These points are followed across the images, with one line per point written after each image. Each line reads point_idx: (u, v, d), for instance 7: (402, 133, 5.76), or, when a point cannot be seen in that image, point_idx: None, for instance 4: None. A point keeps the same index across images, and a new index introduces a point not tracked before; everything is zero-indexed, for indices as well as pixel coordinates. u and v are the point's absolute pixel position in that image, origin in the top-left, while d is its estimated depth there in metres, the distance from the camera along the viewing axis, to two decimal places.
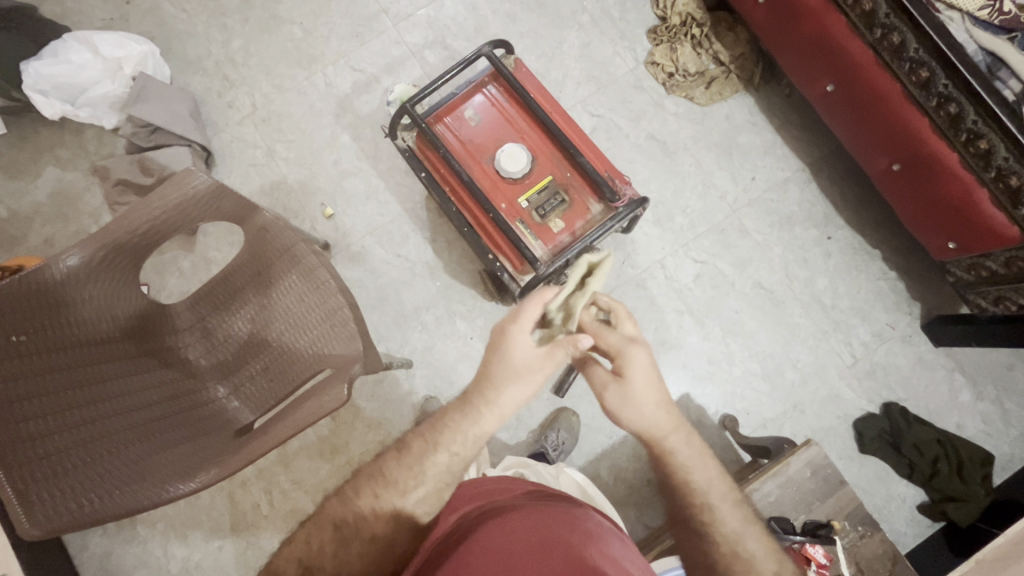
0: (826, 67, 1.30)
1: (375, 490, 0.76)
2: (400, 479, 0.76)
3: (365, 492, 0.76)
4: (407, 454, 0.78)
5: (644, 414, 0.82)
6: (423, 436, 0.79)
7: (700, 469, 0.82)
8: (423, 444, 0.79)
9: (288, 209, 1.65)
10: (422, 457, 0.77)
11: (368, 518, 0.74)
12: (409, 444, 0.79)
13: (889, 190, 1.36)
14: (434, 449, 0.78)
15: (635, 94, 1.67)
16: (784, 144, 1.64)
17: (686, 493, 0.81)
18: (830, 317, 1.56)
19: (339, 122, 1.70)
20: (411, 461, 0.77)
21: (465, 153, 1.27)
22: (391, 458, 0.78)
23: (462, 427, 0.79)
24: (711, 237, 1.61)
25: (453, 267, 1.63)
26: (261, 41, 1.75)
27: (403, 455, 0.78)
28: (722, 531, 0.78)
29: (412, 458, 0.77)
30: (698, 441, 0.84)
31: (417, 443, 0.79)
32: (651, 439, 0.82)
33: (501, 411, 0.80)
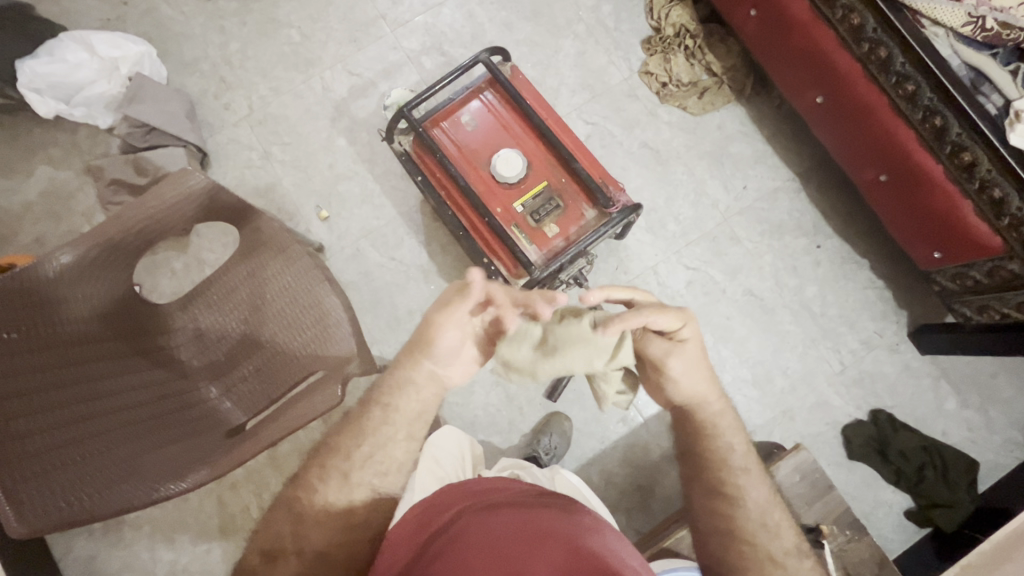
0: (815, 79, 1.33)
1: (323, 462, 0.81)
2: (344, 446, 0.81)
3: (315, 467, 0.81)
4: (349, 421, 0.84)
5: (687, 385, 0.84)
6: (358, 402, 0.85)
7: (734, 439, 0.85)
8: (360, 408, 0.84)
9: (283, 211, 1.66)
10: (360, 419, 0.83)
11: (320, 488, 0.79)
12: (349, 413, 0.85)
13: (876, 201, 1.38)
14: (369, 409, 0.83)
15: (629, 103, 1.70)
16: (774, 154, 1.67)
17: (719, 465, 0.84)
18: (818, 324, 1.58)
19: (336, 126, 1.70)
20: (351, 427, 0.83)
21: (461, 157, 1.29)
22: (333, 430, 0.85)
23: (389, 385, 0.84)
24: (703, 244, 1.63)
25: (447, 271, 1.63)
26: (259, 44, 1.75)
27: (345, 424, 0.84)
28: (750, 501, 0.82)
29: (353, 425, 0.83)
30: (733, 413, 0.87)
31: (356, 409, 0.85)
32: (692, 407, 0.85)
33: (424, 360, 0.84)
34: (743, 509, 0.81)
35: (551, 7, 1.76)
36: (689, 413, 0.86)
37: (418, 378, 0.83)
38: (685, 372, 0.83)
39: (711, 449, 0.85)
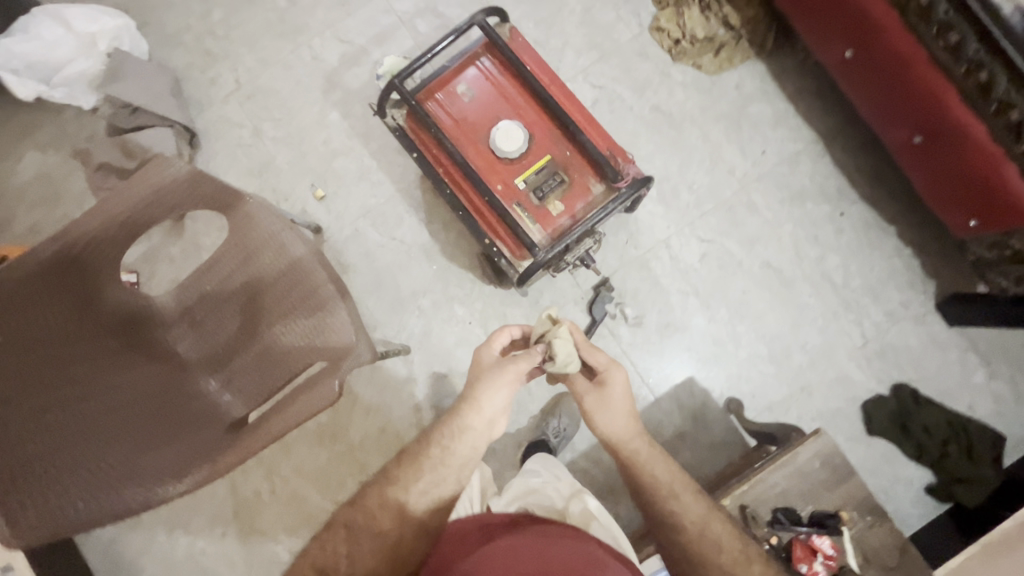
0: (844, 30, 1.20)
1: (381, 491, 0.86)
2: (401, 479, 0.86)
3: (373, 494, 0.86)
4: (406, 457, 0.89)
5: (610, 422, 0.92)
6: (415, 440, 0.90)
7: (660, 465, 0.90)
8: (416, 447, 0.89)
9: (278, 191, 1.59)
10: (417, 456, 0.88)
11: (377, 511, 0.84)
12: (405, 450, 0.90)
13: (910, 163, 1.28)
14: (425, 447, 0.88)
15: (639, 63, 1.58)
16: (797, 115, 1.55)
17: (651, 494, 0.89)
18: (841, 297, 1.50)
19: (328, 98, 1.61)
20: (408, 462, 0.88)
21: (457, 130, 1.20)
22: (391, 464, 0.89)
23: (442, 425, 0.89)
24: (718, 214, 1.54)
25: (449, 249, 1.57)
26: (243, 10, 1.64)
27: (403, 459, 0.89)
28: (688, 521, 0.86)
29: (409, 459, 0.88)
30: (653, 442, 0.92)
31: (411, 447, 0.90)
32: (616, 446, 0.92)
33: (482, 408, 0.88)
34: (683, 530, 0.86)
35: None
36: (617, 450, 0.92)
37: (472, 424, 0.88)
38: (615, 394, 0.93)
39: (642, 480, 0.90)
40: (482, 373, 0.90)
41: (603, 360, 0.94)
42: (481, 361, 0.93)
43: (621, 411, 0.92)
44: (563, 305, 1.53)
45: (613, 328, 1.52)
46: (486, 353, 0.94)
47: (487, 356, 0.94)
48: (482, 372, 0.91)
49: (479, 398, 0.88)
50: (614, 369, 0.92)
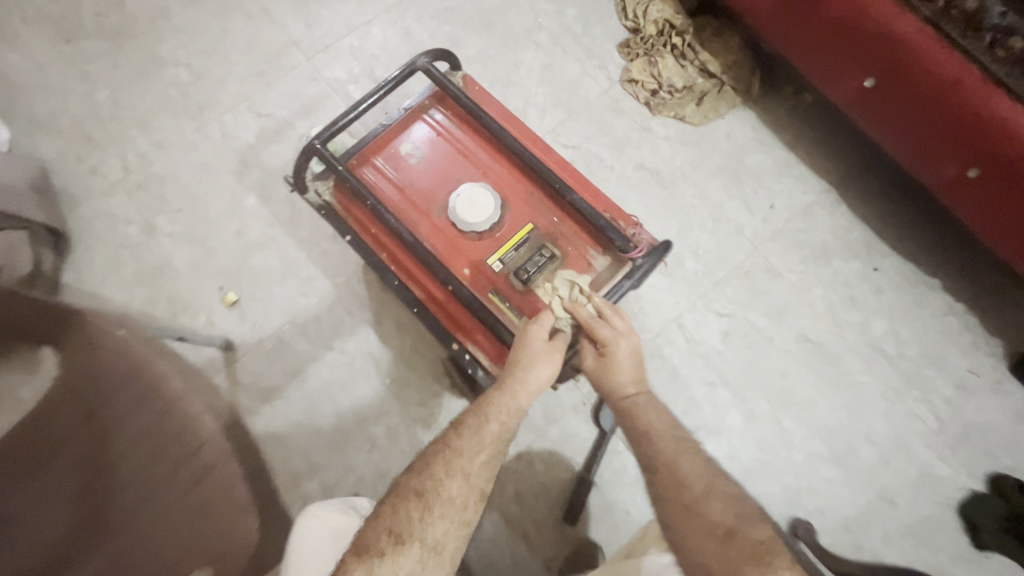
0: (861, 58, 1.02)
1: (447, 461, 0.72)
2: (465, 449, 0.73)
3: (439, 464, 0.72)
4: (466, 428, 0.74)
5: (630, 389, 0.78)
6: (473, 411, 0.75)
7: (694, 461, 0.74)
8: (475, 418, 0.75)
9: (176, 300, 1.22)
10: (477, 430, 0.74)
11: (445, 481, 0.71)
12: (464, 422, 0.75)
13: (959, 203, 1.06)
14: (485, 422, 0.74)
15: (614, 118, 1.37)
16: (800, 163, 1.34)
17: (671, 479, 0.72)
18: (898, 370, 1.22)
19: (242, 181, 1.30)
20: (469, 434, 0.74)
21: (404, 201, 0.90)
22: (452, 431, 0.75)
23: (498, 402, 0.74)
24: (734, 282, 1.27)
25: (406, 355, 1.20)
26: (136, 88, 1.36)
27: (462, 430, 0.74)
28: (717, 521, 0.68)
29: (470, 429, 0.74)
30: (690, 442, 0.76)
31: (470, 416, 0.75)
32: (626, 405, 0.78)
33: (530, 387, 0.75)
34: (705, 524, 0.68)
35: (505, 15, 1.43)
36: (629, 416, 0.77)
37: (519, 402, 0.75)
38: (623, 363, 0.77)
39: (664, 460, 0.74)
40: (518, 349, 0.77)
41: (614, 330, 0.77)
42: (526, 351, 0.76)
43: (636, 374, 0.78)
44: (561, 414, 1.17)
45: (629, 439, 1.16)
46: (535, 342, 0.76)
47: (536, 343, 0.76)
48: (527, 357, 0.75)
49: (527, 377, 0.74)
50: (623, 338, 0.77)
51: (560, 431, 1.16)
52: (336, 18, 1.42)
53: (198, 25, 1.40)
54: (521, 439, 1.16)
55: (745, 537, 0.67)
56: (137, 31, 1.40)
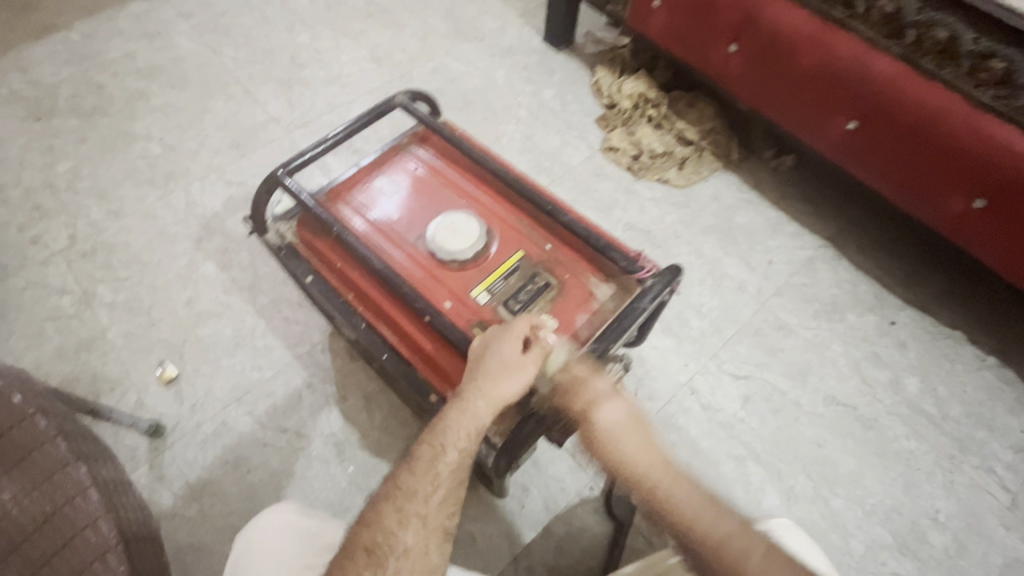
0: (842, 103, 1.02)
1: (398, 504, 0.56)
2: (419, 487, 0.56)
3: (388, 510, 0.55)
4: (419, 461, 0.58)
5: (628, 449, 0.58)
6: (426, 438, 0.59)
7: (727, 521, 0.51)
8: (430, 446, 0.58)
9: (103, 379, 1.03)
10: (434, 460, 0.57)
11: (398, 534, 0.54)
12: (415, 453, 0.58)
13: (969, 237, 1.00)
14: (442, 449, 0.58)
15: (598, 182, 1.35)
16: (792, 220, 1.30)
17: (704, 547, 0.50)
18: (946, 434, 1.07)
19: (201, 247, 1.19)
20: (423, 467, 0.57)
21: (375, 234, 0.79)
22: (399, 468, 0.58)
23: (455, 424, 0.59)
24: (745, 341, 1.15)
25: (374, 436, 1.00)
26: (102, 160, 1.31)
27: (414, 463, 0.58)
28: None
29: (422, 463, 0.58)
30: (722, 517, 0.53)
31: (423, 446, 0.59)
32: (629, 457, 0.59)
33: (494, 401, 0.60)
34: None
35: (484, 94, 1.48)
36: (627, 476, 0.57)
37: (481, 420, 0.60)
38: (607, 429, 0.60)
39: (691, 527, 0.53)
40: (489, 353, 0.63)
41: (590, 395, 0.62)
42: (492, 367, 0.62)
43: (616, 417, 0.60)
44: (566, 503, 0.96)
45: (650, 533, 0.93)
46: (507, 354, 0.63)
47: (509, 356, 0.63)
48: (494, 372, 0.62)
49: (493, 384, 0.61)
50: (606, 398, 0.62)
51: (567, 525, 0.94)
52: (318, 98, 1.44)
53: (178, 105, 1.41)
54: (518, 540, 0.93)
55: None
56: (114, 111, 1.39)
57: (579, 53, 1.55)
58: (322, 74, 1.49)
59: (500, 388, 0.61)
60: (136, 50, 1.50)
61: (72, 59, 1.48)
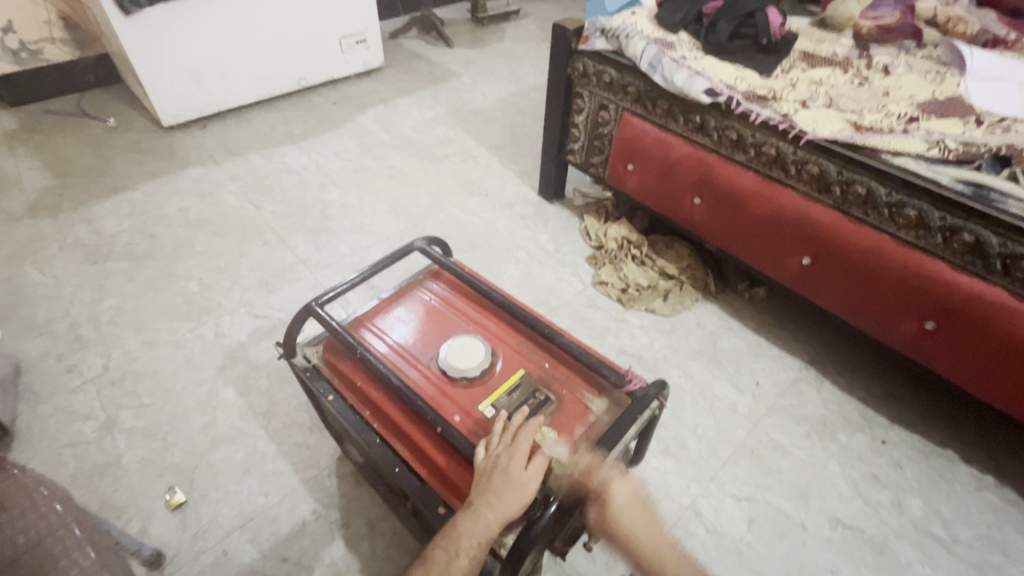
0: (794, 242, 1.20)
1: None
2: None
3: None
4: (434, 564, 0.63)
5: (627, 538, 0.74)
6: (441, 543, 0.64)
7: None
8: (444, 551, 0.63)
9: (110, 505, 1.05)
10: (446, 566, 0.62)
11: None
12: (431, 556, 0.63)
13: (928, 355, 1.10)
14: (455, 555, 0.62)
15: (591, 312, 1.48)
16: (771, 344, 1.41)
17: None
18: (959, 558, 1.04)
19: (223, 374, 1.28)
20: (437, 571, 0.62)
21: (393, 356, 0.89)
22: (417, 568, 0.64)
23: (467, 531, 0.62)
24: (742, 462, 1.18)
25: (376, 566, 0.98)
26: (145, 298, 1.46)
27: (430, 566, 0.63)
28: None
29: (437, 565, 0.62)
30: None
31: (438, 550, 0.64)
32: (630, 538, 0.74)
33: (500, 512, 0.63)
34: None
35: (487, 239, 1.69)
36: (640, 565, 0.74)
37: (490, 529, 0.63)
38: (619, 509, 0.73)
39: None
40: (498, 466, 0.67)
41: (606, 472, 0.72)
42: (501, 477, 0.66)
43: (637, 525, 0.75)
44: None
45: None
46: (514, 469, 0.67)
47: (516, 470, 0.67)
48: (502, 484, 0.65)
49: (500, 495, 0.64)
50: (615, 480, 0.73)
51: None
52: (342, 243, 1.65)
53: (218, 251, 1.61)
54: None
55: None
56: (162, 255, 1.58)
57: (568, 205, 1.81)
58: (346, 224, 1.72)
59: (507, 502, 0.64)
60: (190, 206, 1.76)
61: (133, 214, 1.72)
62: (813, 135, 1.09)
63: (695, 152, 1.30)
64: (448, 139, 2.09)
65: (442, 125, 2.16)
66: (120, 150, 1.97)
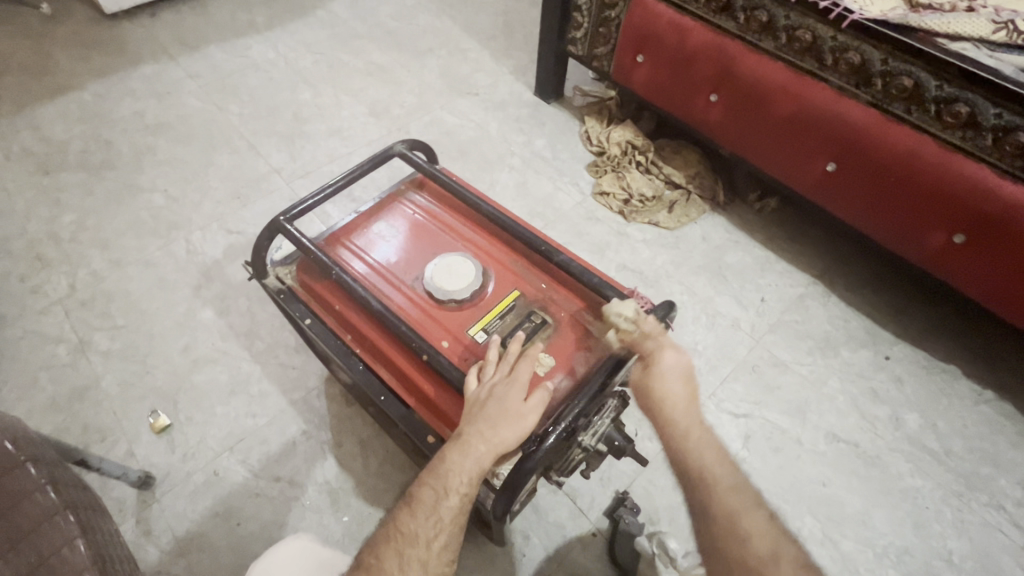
0: (820, 146, 1.07)
1: (399, 549, 0.55)
2: (421, 532, 0.56)
3: (390, 555, 0.55)
4: (420, 504, 0.57)
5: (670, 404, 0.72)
6: (427, 481, 0.58)
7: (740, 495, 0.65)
8: (430, 490, 0.57)
9: (94, 429, 1.02)
10: (434, 505, 0.57)
11: None
12: (417, 496, 0.58)
13: (951, 270, 1.02)
14: (443, 494, 0.57)
15: (591, 225, 1.38)
16: (780, 259, 1.33)
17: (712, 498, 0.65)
18: (950, 470, 1.05)
19: (199, 295, 1.20)
20: (425, 512, 0.57)
21: (374, 276, 0.81)
22: (402, 510, 0.58)
23: (456, 466, 0.57)
24: (742, 379, 1.15)
25: (370, 484, 0.97)
26: (106, 212, 1.34)
27: (416, 507, 0.57)
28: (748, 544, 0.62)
29: (424, 506, 0.57)
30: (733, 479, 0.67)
31: (424, 489, 0.58)
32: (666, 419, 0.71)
33: (493, 445, 0.58)
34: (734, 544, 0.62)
35: (478, 145, 1.54)
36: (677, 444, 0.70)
37: (481, 464, 0.58)
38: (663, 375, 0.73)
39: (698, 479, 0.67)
40: (491, 396, 0.62)
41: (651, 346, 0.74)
42: (494, 408, 0.61)
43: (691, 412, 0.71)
44: (567, 551, 0.93)
45: None
46: (509, 398, 0.61)
47: (512, 400, 0.61)
48: (495, 415, 0.60)
49: (495, 426, 0.59)
50: (671, 349, 0.72)
51: None
52: (319, 150, 1.50)
53: (183, 159, 1.46)
54: None
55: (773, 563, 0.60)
56: (121, 165, 1.44)
57: (568, 105, 1.63)
58: (323, 128, 1.55)
59: (500, 433, 0.59)
60: (146, 108, 1.57)
61: (83, 117, 1.54)
62: (859, 15, 0.94)
63: (717, 38, 1.13)
64: (433, 28, 1.85)
65: (426, 12, 1.90)
66: (60, 42, 1.73)
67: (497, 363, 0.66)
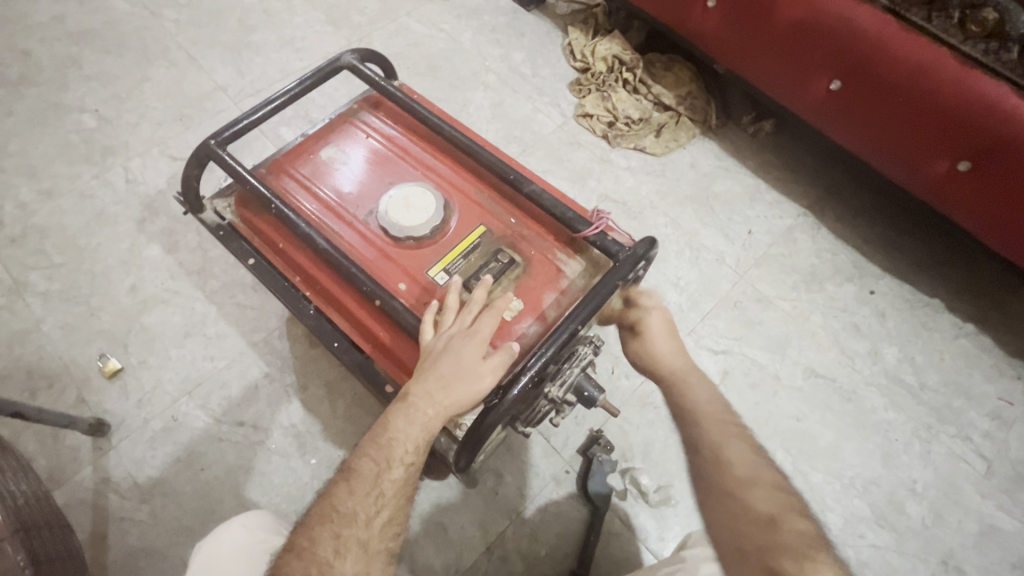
0: (824, 63, 0.96)
1: (336, 529, 0.51)
2: (361, 509, 0.52)
3: (325, 535, 0.51)
4: (360, 478, 0.53)
5: (690, 388, 0.70)
6: (370, 452, 0.54)
7: (739, 445, 0.63)
8: (373, 463, 0.54)
9: (40, 375, 0.96)
10: (376, 478, 0.53)
11: (335, 562, 0.50)
12: (357, 469, 0.54)
13: (950, 201, 0.96)
14: (388, 465, 0.54)
15: (572, 151, 1.28)
16: (771, 188, 1.25)
17: (714, 463, 0.62)
18: (923, 403, 1.05)
19: (143, 229, 1.10)
20: (366, 486, 0.53)
21: (322, 210, 0.72)
22: (340, 486, 0.54)
23: (400, 437, 0.54)
24: (724, 314, 1.12)
25: (337, 427, 0.94)
26: (30, 136, 1.19)
27: (356, 482, 0.54)
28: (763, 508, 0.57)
29: (365, 482, 0.53)
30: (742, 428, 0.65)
31: (365, 462, 0.54)
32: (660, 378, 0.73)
33: (446, 408, 0.54)
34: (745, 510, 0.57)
35: (450, 60, 1.38)
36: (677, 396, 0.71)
37: (429, 431, 0.54)
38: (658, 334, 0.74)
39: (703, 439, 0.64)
40: (446, 351, 0.56)
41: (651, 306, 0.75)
42: (449, 364, 0.55)
43: (716, 402, 0.68)
44: (539, 489, 0.92)
45: (626, 516, 0.91)
46: (465, 354, 0.56)
47: (469, 356, 0.56)
48: (448, 373, 0.55)
49: (447, 384, 0.54)
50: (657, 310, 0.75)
51: (541, 513, 0.91)
52: (269, 65, 1.33)
53: (112, 73, 1.28)
54: (491, 530, 0.89)
55: (789, 528, 0.55)
56: (42, 80, 1.26)
57: (550, 14, 1.46)
58: (273, 38, 1.37)
59: (453, 394, 0.54)
60: (65, 12, 1.36)
61: None
62: None
63: None
64: None
65: None
66: None
67: (457, 312, 0.60)
